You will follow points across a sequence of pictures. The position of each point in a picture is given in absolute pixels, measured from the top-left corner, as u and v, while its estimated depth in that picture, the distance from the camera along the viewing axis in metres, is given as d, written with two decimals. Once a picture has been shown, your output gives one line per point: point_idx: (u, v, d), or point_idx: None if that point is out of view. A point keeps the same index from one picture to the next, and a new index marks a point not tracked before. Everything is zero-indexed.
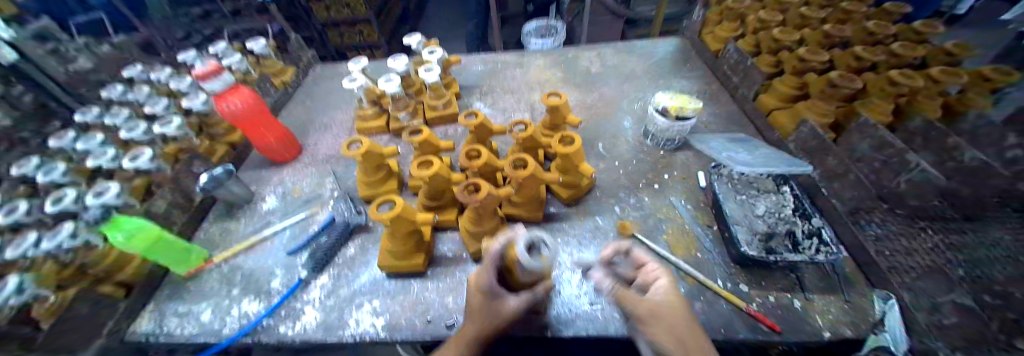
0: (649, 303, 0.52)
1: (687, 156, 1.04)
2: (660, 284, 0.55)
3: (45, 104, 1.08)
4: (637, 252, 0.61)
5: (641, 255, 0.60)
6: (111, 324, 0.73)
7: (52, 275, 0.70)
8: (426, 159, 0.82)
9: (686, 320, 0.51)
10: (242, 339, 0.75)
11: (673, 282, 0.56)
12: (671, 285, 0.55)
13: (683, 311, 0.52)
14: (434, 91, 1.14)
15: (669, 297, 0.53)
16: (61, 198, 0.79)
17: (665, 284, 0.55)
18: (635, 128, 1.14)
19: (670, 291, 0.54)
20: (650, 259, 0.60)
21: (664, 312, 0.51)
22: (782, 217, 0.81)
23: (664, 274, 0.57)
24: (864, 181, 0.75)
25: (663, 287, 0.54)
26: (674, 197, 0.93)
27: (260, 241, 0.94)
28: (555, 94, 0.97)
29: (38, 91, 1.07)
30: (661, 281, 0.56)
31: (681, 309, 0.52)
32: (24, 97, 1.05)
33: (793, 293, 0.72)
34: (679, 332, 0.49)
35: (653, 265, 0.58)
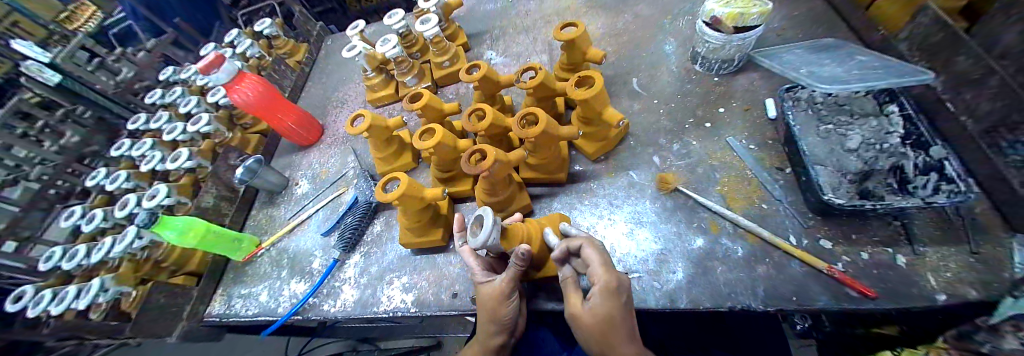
0: (579, 316, 0.51)
1: (750, 78, 0.82)
2: (593, 295, 0.49)
3: (102, 118, 1.30)
4: (584, 251, 0.51)
5: (587, 254, 0.51)
6: (189, 308, 0.85)
7: (131, 272, 0.85)
8: (427, 127, 0.74)
9: (613, 331, 0.48)
10: (294, 317, 0.80)
11: (611, 288, 0.48)
12: (608, 296, 0.48)
13: (618, 318, 0.48)
14: (436, 46, 1.05)
15: (599, 311, 0.48)
16: (126, 203, 0.89)
17: (599, 297, 0.48)
18: (680, 52, 0.92)
19: (604, 303, 0.48)
20: (596, 261, 0.50)
21: (591, 329, 0.49)
22: (884, 149, 0.60)
23: (603, 283, 0.48)
24: (1015, 85, 0.52)
25: (598, 299, 0.48)
26: (731, 135, 0.75)
27: (299, 224, 0.97)
28: (570, 25, 0.80)
29: (92, 107, 1.27)
30: (597, 291, 0.49)
31: (611, 321, 0.48)
32: (83, 115, 1.26)
33: (895, 248, 0.55)
34: (602, 342, 0.49)
35: (596, 271, 0.49)
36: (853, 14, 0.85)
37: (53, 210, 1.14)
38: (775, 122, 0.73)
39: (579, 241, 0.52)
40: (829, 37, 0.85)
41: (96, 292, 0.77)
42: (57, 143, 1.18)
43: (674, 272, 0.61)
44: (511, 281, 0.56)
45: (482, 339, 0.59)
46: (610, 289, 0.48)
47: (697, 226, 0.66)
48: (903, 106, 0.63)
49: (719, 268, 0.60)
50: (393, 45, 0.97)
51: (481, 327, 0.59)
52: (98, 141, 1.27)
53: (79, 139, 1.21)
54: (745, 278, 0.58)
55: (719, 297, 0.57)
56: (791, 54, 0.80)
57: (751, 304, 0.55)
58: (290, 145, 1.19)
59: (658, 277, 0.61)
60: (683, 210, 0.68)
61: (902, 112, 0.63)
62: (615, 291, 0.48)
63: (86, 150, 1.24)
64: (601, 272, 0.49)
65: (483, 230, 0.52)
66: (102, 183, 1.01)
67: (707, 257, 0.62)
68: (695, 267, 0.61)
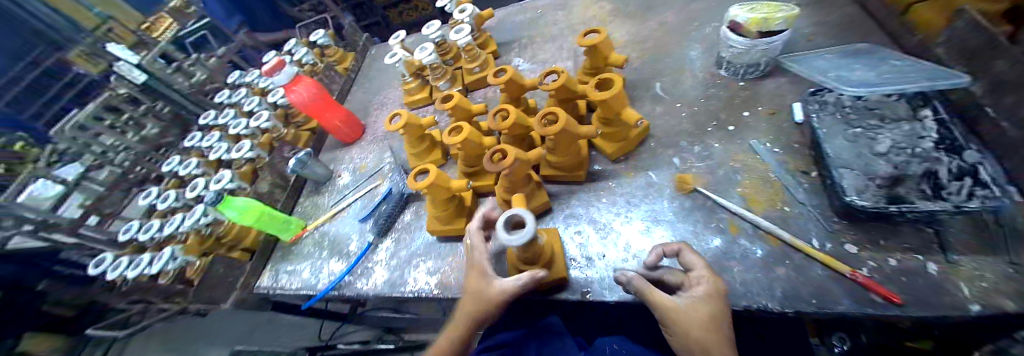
0: (677, 311, 0.51)
1: (776, 83, 0.81)
2: (696, 292, 0.52)
3: (178, 113, 1.49)
4: (686, 255, 0.57)
5: (688, 258, 0.56)
6: (242, 280, 0.96)
7: (196, 244, 0.97)
8: (456, 125, 0.80)
9: (716, 331, 0.49)
10: (332, 292, 0.88)
11: (717, 291, 0.52)
12: (712, 296, 0.51)
13: (719, 323, 0.50)
14: (468, 53, 1.13)
15: (703, 307, 0.50)
16: (194, 186, 1.04)
17: (703, 295, 0.51)
18: (705, 58, 0.93)
19: (707, 302, 0.51)
20: (699, 265, 0.55)
21: (691, 323, 0.50)
22: (916, 153, 0.58)
23: (708, 284, 0.52)
24: None
25: (699, 296, 0.52)
26: (755, 138, 0.74)
27: (338, 211, 1.06)
28: (593, 32, 0.84)
29: (171, 104, 1.46)
30: (700, 289, 0.52)
31: (715, 322, 0.50)
32: (163, 111, 1.45)
33: (926, 255, 0.54)
34: (703, 341, 0.48)
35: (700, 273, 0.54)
36: (891, 20, 0.82)
37: (131, 191, 1.32)
38: (801, 126, 0.72)
39: (678, 244, 0.58)
40: (864, 42, 0.83)
41: (167, 258, 0.90)
42: (139, 134, 1.36)
43: None
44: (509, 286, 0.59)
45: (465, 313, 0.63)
46: (715, 291, 0.51)
47: (715, 226, 0.66)
48: (938, 111, 0.61)
49: (735, 266, 0.60)
50: (429, 52, 1.06)
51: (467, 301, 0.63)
52: (173, 133, 1.46)
53: (158, 131, 1.40)
54: (763, 279, 0.58)
55: (735, 296, 0.57)
56: (821, 60, 0.79)
57: (769, 305, 0.55)
58: (334, 142, 1.32)
59: None
60: (701, 210, 0.68)
61: (937, 116, 0.61)
62: (720, 295, 0.51)
63: (162, 141, 1.42)
64: (706, 275, 0.53)
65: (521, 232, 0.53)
66: (176, 169, 1.16)
67: (724, 256, 0.62)
68: (712, 265, 0.62)
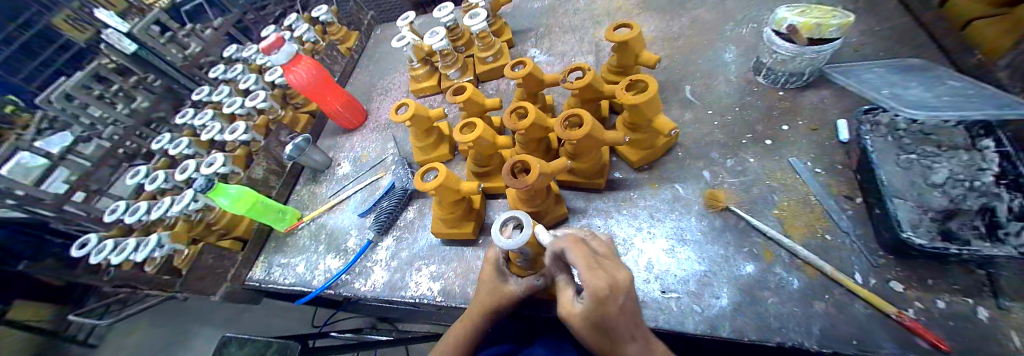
0: (572, 314, 0.45)
1: (820, 95, 0.74)
2: (583, 301, 0.40)
3: (171, 87, 1.41)
4: (570, 253, 0.42)
5: (571, 257, 0.42)
6: (233, 271, 0.91)
7: (184, 231, 0.91)
8: (468, 121, 0.74)
9: (611, 335, 0.42)
10: (327, 291, 0.83)
11: (605, 296, 0.39)
12: (597, 306, 0.39)
13: (613, 327, 0.40)
14: (482, 41, 1.06)
15: (592, 315, 0.40)
16: (185, 168, 0.97)
17: (587, 306, 0.40)
18: (742, 62, 0.85)
19: (593, 313, 0.40)
20: (580, 264, 0.41)
21: (583, 330, 0.44)
22: (977, 187, 0.53)
23: (590, 290, 0.39)
24: None
25: (587, 305, 0.40)
26: (794, 156, 0.68)
27: (337, 203, 1.01)
28: (624, 26, 0.77)
29: (163, 77, 1.38)
30: (585, 299, 0.40)
31: (608, 326, 0.41)
32: (155, 84, 1.37)
33: (976, 299, 0.49)
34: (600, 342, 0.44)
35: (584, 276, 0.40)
36: (945, 33, 0.76)
37: (120, 167, 1.26)
38: (847, 146, 0.66)
39: (563, 241, 0.43)
40: (914, 57, 0.77)
41: (153, 245, 0.85)
42: (129, 107, 1.29)
43: (720, 297, 0.57)
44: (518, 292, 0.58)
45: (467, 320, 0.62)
46: (597, 299, 0.39)
47: (748, 251, 0.61)
48: (1001, 142, 0.55)
49: (767, 296, 0.55)
50: (440, 38, 0.98)
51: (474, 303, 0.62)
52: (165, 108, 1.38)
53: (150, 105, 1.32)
54: (798, 313, 0.53)
55: (768, 330, 0.52)
56: (868, 76, 0.73)
57: (803, 343, 0.50)
58: (334, 128, 1.25)
59: (701, 301, 0.57)
60: (733, 232, 0.63)
61: (1001, 147, 0.55)
62: (608, 301, 0.39)
63: (153, 116, 1.34)
64: (591, 275, 0.39)
65: (517, 238, 0.51)
66: (166, 148, 1.09)
67: (755, 284, 0.57)
68: (741, 292, 0.57)
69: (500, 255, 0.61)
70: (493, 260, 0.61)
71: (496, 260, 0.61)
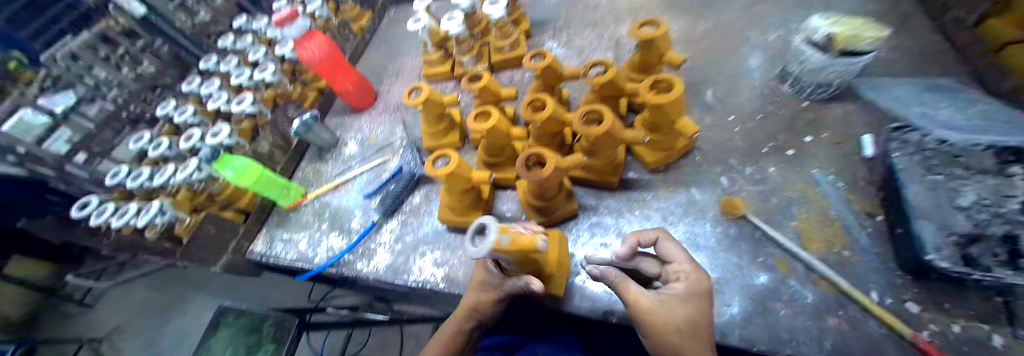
0: (650, 308, 0.46)
1: (846, 108, 0.72)
2: (677, 288, 0.48)
3: None
4: (665, 245, 0.53)
5: (667, 250, 0.52)
6: (236, 242, 0.90)
7: (187, 200, 0.90)
8: (483, 110, 0.72)
9: (692, 333, 0.44)
10: (329, 269, 0.82)
11: (697, 287, 0.48)
12: (690, 291, 0.47)
13: (697, 322, 0.45)
14: (500, 30, 1.03)
15: (683, 303, 0.46)
16: (190, 136, 0.95)
17: (683, 291, 0.47)
18: (767, 69, 0.83)
19: (686, 295, 0.47)
20: (679, 255, 0.51)
21: (667, 323, 0.45)
22: (1005, 215, 0.49)
23: (687, 277, 0.49)
24: None
25: (679, 292, 0.47)
26: (816, 168, 0.67)
27: (342, 183, 1.00)
28: (650, 23, 0.74)
29: None
30: (680, 283, 0.48)
31: (692, 324, 0.45)
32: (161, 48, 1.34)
33: (992, 325, 0.48)
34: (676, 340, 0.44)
35: (680, 267, 0.50)
36: (977, 54, 0.73)
37: (122, 132, 1.24)
38: (872, 161, 0.64)
39: (656, 233, 0.54)
40: (943, 77, 0.74)
41: (155, 211, 0.83)
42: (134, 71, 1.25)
43: (730, 305, 0.56)
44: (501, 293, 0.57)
45: (455, 320, 0.61)
46: (695, 285, 0.48)
47: (764, 261, 0.59)
48: None
49: (779, 306, 0.54)
50: (457, 23, 0.96)
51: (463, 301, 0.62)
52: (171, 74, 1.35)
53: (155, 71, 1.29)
54: (812, 327, 0.52)
55: (777, 341, 0.51)
56: (896, 92, 0.71)
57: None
58: (342, 107, 1.23)
59: (710, 307, 0.56)
60: (749, 241, 0.62)
61: None
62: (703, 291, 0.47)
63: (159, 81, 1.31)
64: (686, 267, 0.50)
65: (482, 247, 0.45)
66: (170, 115, 1.07)
67: (767, 294, 0.56)
68: (751, 301, 0.55)
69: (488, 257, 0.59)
70: (484, 264, 0.61)
71: (486, 264, 0.60)
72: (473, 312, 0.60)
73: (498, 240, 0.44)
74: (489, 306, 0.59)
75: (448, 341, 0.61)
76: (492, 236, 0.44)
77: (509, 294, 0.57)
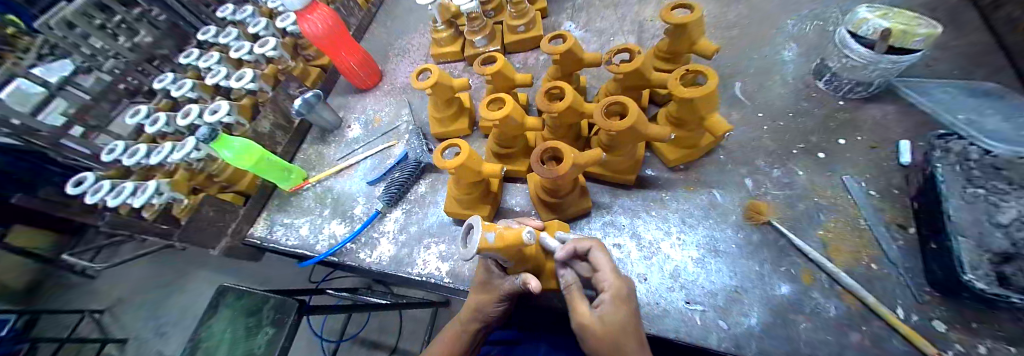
0: (584, 322, 0.46)
1: (884, 110, 0.67)
2: (604, 300, 0.46)
3: None
4: (595, 254, 0.48)
5: (596, 257, 0.48)
6: (235, 225, 0.88)
7: (184, 180, 0.87)
8: (496, 96, 0.68)
9: (623, 346, 0.44)
10: (331, 257, 0.81)
11: (622, 294, 0.46)
12: (615, 308, 0.45)
13: (627, 330, 0.44)
14: (515, 8, 0.97)
15: (612, 315, 0.45)
16: (187, 112, 0.91)
17: (609, 302, 0.45)
18: (800, 64, 0.78)
19: (615, 311, 0.45)
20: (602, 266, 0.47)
21: (598, 339, 0.45)
22: None
23: (611, 288, 0.46)
24: None
25: (608, 305, 0.45)
26: (846, 173, 0.63)
27: (346, 168, 0.97)
28: (682, 7, 0.68)
29: None
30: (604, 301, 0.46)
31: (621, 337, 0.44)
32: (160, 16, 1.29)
33: (1020, 348, 0.45)
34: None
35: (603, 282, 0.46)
36: None
37: (121, 104, 1.20)
38: (909, 169, 0.60)
39: (588, 242, 0.49)
40: (991, 80, 0.69)
41: (150, 192, 0.80)
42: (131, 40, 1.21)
43: (749, 316, 0.53)
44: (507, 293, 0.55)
45: (462, 319, 0.60)
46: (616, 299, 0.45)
47: (785, 272, 0.56)
48: None
49: (799, 320, 0.52)
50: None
51: (468, 302, 0.60)
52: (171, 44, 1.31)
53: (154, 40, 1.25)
54: (832, 343, 0.49)
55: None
56: (938, 96, 0.66)
57: None
58: (346, 87, 1.19)
59: (728, 316, 0.54)
60: (770, 249, 0.59)
61: None
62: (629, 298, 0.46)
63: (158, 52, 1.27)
64: (612, 275, 0.46)
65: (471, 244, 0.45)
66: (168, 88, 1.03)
67: (787, 306, 0.53)
68: (770, 313, 0.53)
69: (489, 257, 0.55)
70: (484, 264, 0.58)
71: (486, 264, 0.57)
72: (478, 312, 0.58)
73: (482, 237, 0.44)
74: (495, 306, 0.57)
75: (456, 340, 0.59)
76: (477, 234, 0.45)
77: (510, 292, 0.55)
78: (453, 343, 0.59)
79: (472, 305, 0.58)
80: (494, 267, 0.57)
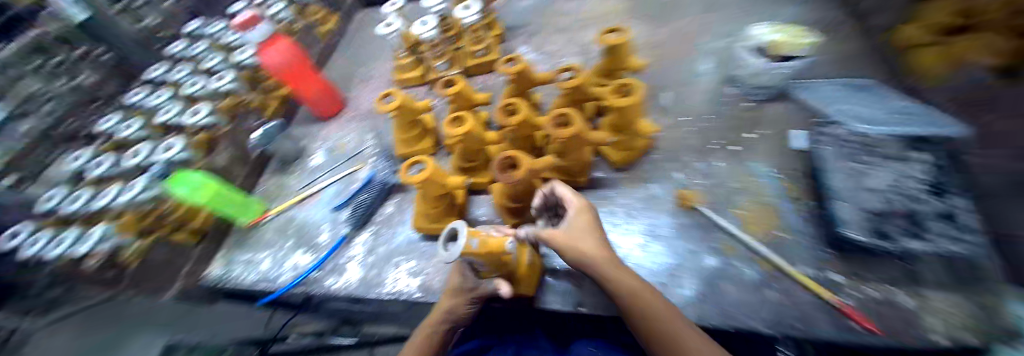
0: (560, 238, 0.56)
1: (781, 108, 0.81)
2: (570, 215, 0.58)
3: None
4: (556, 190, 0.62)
5: (556, 192, 0.62)
6: (189, 265, 0.84)
7: (133, 222, 0.79)
8: (458, 115, 0.74)
9: (595, 243, 0.54)
10: (295, 288, 0.79)
11: (582, 207, 0.59)
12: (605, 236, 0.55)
13: (594, 232, 0.56)
14: (473, 35, 1.07)
15: (580, 222, 0.57)
16: (135, 152, 0.88)
17: (574, 214, 0.58)
18: (715, 73, 0.92)
19: (580, 219, 0.57)
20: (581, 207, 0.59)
21: (574, 245, 0.54)
22: (904, 191, 0.58)
23: (573, 205, 0.59)
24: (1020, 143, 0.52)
25: (572, 218, 0.58)
26: (756, 162, 0.75)
27: (308, 196, 0.97)
28: (614, 30, 0.80)
29: None
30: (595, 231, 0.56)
31: (591, 238, 0.55)
32: None
33: (900, 286, 0.54)
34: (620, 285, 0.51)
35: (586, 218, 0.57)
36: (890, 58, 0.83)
37: None
38: (802, 153, 0.73)
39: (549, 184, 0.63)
40: (864, 77, 0.85)
41: (95, 238, 0.74)
42: None
43: (684, 287, 0.61)
44: (480, 290, 0.60)
45: (432, 321, 0.62)
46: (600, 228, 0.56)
47: (710, 247, 0.65)
48: (928, 155, 0.60)
49: (729, 288, 0.60)
50: (430, 28, 0.98)
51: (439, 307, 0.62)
52: None
53: None
54: (754, 301, 0.57)
55: (725, 317, 0.56)
56: (824, 91, 0.80)
57: (759, 328, 0.54)
58: (309, 117, 1.20)
59: (668, 291, 0.61)
60: (700, 230, 0.67)
61: (936, 161, 0.59)
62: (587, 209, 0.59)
63: None
64: (572, 198, 0.60)
65: (454, 248, 0.48)
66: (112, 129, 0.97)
67: (717, 276, 0.61)
68: (706, 284, 0.61)
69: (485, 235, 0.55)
70: (458, 267, 0.62)
71: (460, 268, 0.61)
72: (449, 315, 0.60)
73: (466, 244, 0.47)
74: (467, 307, 0.60)
75: (425, 340, 0.61)
76: (461, 241, 0.48)
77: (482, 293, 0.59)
78: (424, 344, 0.61)
79: (443, 312, 0.60)
80: (466, 270, 0.61)
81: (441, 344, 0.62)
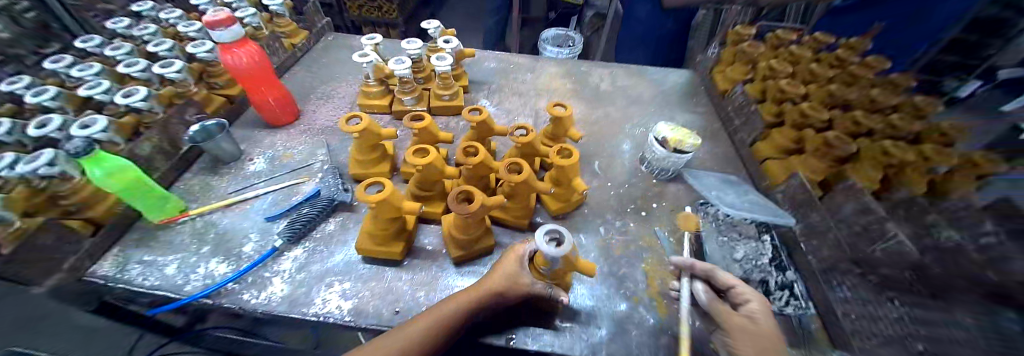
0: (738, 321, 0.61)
1: (679, 187, 1.03)
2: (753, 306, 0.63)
3: (46, 24, 1.17)
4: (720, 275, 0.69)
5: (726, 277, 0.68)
6: (72, 261, 0.73)
7: (22, 199, 0.72)
8: (421, 147, 0.81)
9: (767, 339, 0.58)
10: (203, 299, 0.72)
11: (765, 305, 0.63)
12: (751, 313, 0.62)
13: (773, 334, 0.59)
14: (443, 81, 1.17)
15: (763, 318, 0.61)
16: (44, 123, 0.82)
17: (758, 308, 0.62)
18: (633, 152, 1.14)
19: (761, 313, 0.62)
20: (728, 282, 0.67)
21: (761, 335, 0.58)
22: (758, 265, 0.82)
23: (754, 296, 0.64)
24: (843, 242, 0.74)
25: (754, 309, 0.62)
26: (658, 227, 0.92)
27: (239, 202, 0.92)
28: (561, 105, 0.98)
29: (41, 10, 1.16)
30: (752, 303, 0.64)
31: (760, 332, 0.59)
32: (24, 14, 1.13)
33: None
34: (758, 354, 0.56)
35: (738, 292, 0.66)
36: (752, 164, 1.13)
37: None
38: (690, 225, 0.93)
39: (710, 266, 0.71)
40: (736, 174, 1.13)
41: None
42: None
43: (600, 328, 0.71)
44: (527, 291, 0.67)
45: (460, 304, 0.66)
46: (765, 303, 0.63)
47: (622, 293, 0.78)
48: (773, 238, 0.86)
49: (633, 331, 0.71)
50: (405, 67, 1.07)
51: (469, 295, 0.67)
52: (28, 45, 1.13)
53: (5, 37, 1.07)
54: (652, 345, 0.69)
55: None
56: (709, 178, 1.04)
57: None
58: (255, 121, 1.17)
59: (587, 331, 0.71)
60: (615, 279, 0.80)
61: (772, 241, 0.86)
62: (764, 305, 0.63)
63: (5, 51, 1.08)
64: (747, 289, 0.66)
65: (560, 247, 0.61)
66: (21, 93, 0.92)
67: (625, 320, 0.73)
68: (616, 326, 0.72)
69: (525, 251, 0.70)
70: (516, 258, 0.70)
71: (521, 256, 0.70)
72: (482, 301, 0.66)
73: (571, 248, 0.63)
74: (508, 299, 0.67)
75: (435, 326, 0.63)
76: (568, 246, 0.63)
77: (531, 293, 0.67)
78: (432, 329, 0.63)
79: (475, 296, 0.66)
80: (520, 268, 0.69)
81: (449, 335, 0.64)
